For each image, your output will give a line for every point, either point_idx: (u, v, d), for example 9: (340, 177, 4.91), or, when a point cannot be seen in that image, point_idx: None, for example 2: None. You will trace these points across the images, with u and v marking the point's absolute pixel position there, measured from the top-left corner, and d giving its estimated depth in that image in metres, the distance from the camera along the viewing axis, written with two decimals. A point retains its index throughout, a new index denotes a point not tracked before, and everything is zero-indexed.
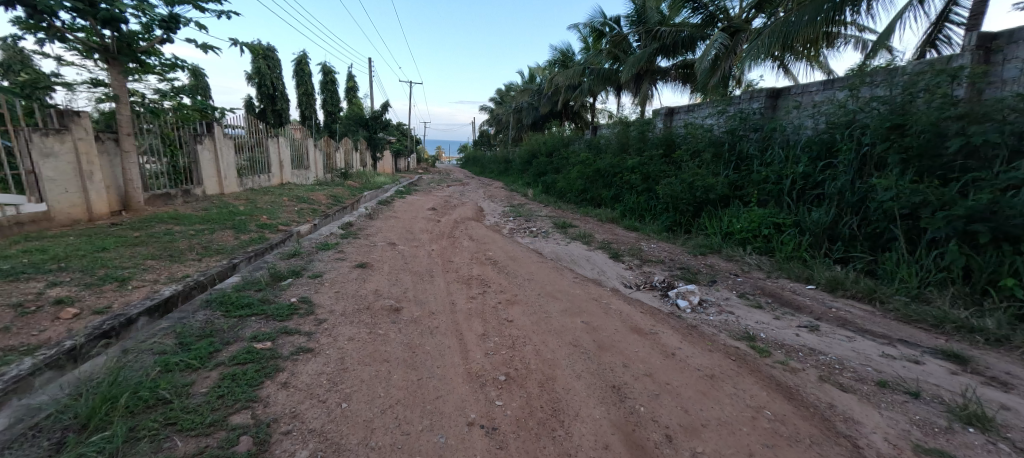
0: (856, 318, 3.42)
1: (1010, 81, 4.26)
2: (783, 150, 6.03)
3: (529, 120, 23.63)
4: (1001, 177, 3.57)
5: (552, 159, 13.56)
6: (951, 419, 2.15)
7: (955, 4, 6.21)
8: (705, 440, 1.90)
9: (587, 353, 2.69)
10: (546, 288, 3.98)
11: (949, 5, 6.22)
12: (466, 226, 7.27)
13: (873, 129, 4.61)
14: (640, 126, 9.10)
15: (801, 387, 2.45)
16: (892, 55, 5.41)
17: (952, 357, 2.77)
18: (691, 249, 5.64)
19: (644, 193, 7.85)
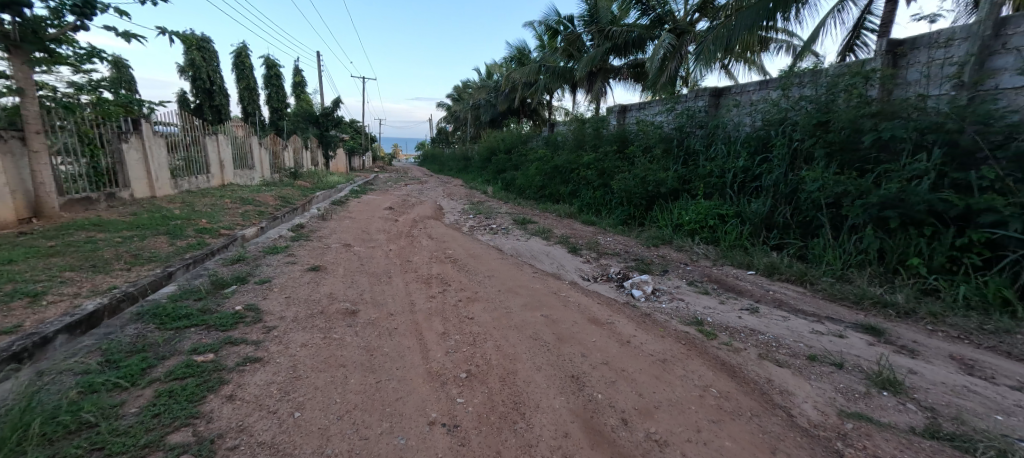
0: (790, 299, 3.72)
1: (913, 83, 4.79)
2: (725, 145, 6.42)
3: (487, 117, 23.56)
4: (907, 168, 4.00)
5: (511, 156, 13.61)
6: (868, 385, 2.40)
7: (869, 14, 6.86)
8: (658, 420, 2.00)
9: (547, 345, 2.75)
10: (507, 284, 4.01)
11: (864, 14, 6.86)
12: (425, 225, 7.17)
13: (802, 126, 5.01)
14: (595, 123, 9.34)
15: (742, 365, 2.64)
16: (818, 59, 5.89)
17: (870, 330, 3.08)
18: (644, 241, 5.87)
19: (600, 188, 8.08)
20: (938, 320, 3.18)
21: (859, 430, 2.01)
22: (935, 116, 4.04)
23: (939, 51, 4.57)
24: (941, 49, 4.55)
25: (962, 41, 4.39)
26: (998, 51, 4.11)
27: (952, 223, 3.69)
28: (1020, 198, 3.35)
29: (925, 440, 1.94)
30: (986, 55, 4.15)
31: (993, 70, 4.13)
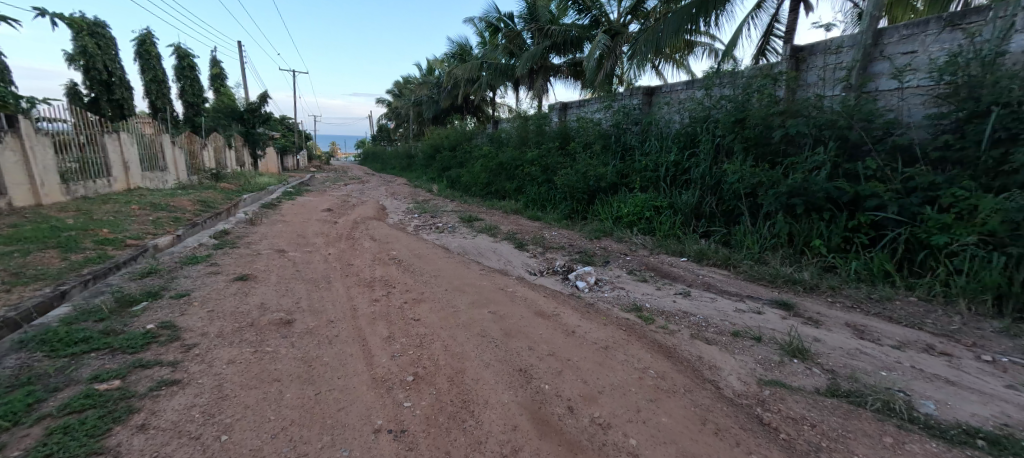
0: (717, 282, 4.04)
1: (812, 84, 5.38)
2: (658, 140, 6.80)
3: (429, 114, 23.07)
4: (809, 160, 4.49)
5: (455, 153, 13.46)
6: (782, 354, 2.67)
7: (777, 22, 7.57)
8: (602, 404, 2.09)
9: (495, 341, 2.77)
10: (454, 283, 3.97)
11: (773, 22, 7.56)
12: (367, 226, 6.88)
13: (723, 123, 5.45)
14: (537, 120, 9.50)
15: (676, 346, 2.83)
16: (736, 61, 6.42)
17: (783, 305, 3.43)
18: (587, 234, 6.06)
19: (544, 184, 8.23)
20: (837, 293, 3.62)
21: (775, 395, 2.23)
22: (830, 114, 4.58)
23: (832, 57, 5.18)
24: (833, 55, 5.16)
25: (849, 49, 5.00)
26: (877, 58, 4.73)
27: (845, 208, 4.21)
28: (896, 184, 3.89)
29: (828, 398, 2.20)
30: (868, 61, 4.77)
31: (874, 74, 4.75)
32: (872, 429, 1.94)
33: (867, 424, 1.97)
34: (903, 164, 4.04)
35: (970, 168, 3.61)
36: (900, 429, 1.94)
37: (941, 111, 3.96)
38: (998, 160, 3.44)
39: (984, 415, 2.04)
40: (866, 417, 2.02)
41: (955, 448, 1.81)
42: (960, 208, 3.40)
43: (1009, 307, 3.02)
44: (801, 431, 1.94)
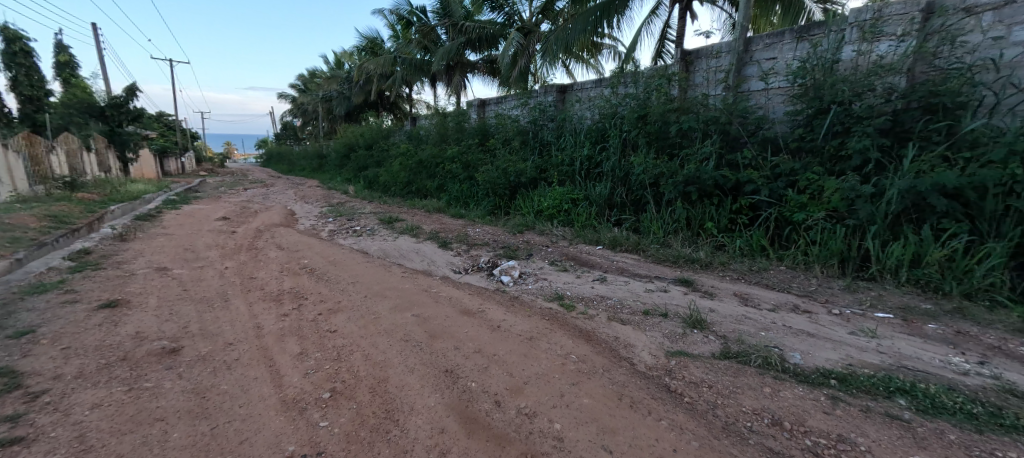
0: (629, 266, 4.35)
1: (699, 84, 6.01)
2: (572, 136, 7.12)
3: (340, 111, 21.68)
4: (698, 151, 5.03)
5: (371, 152, 12.81)
6: (684, 326, 2.97)
7: (670, 27, 8.31)
8: (528, 395, 2.14)
9: (419, 344, 2.69)
10: (374, 289, 3.78)
11: (667, 27, 8.28)
12: (273, 234, 6.26)
13: (628, 119, 5.87)
14: (455, 116, 9.42)
15: (595, 329, 3.00)
16: (637, 62, 6.94)
17: (684, 283, 3.81)
18: (510, 228, 6.14)
19: (466, 181, 8.16)
20: (726, 268, 4.10)
21: (680, 364, 2.47)
22: (714, 110, 5.16)
23: (713, 60, 5.83)
24: (714, 59, 5.81)
25: (727, 54, 5.67)
26: (748, 62, 5.43)
27: (729, 193, 4.78)
28: (766, 171, 4.51)
29: (722, 360, 2.49)
30: (741, 65, 5.45)
31: (746, 77, 5.44)
32: (755, 382, 2.23)
33: (752, 379, 2.27)
34: (771, 153, 4.70)
35: (819, 155, 4.31)
36: (777, 379, 2.27)
37: (797, 108, 4.66)
38: (837, 148, 4.15)
39: (835, 359, 2.45)
40: (752, 373, 2.33)
41: (816, 389, 2.16)
42: (813, 189, 4.05)
43: (850, 268, 3.68)
44: (701, 393, 2.17)
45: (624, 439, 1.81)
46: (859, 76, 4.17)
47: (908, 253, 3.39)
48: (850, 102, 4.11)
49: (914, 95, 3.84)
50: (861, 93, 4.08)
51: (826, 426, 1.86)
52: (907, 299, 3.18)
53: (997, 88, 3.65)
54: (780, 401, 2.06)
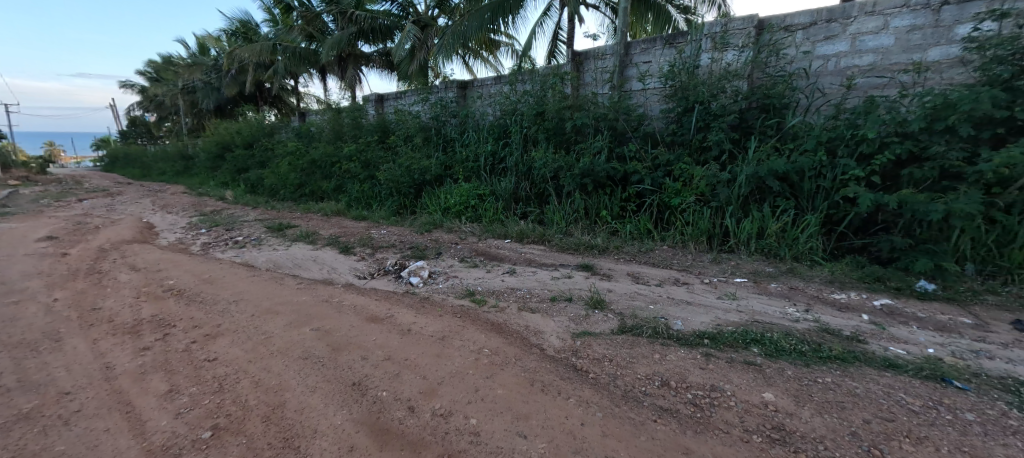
0: (535, 256, 4.54)
1: (589, 83, 6.47)
2: (475, 132, 7.15)
3: (209, 105, 18.90)
4: (591, 146, 5.42)
5: (252, 151, 11.42)
6: (586, 308, 3.20)
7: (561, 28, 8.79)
8: (441, 395, 2.13)
9: (321, 360, 2.50)
10: (264, 306, 3.40)
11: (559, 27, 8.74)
12: (126, 253, 5.25)
13: (527, 115, 6.09)
14: (351, 112, 8.84)
15: (506, 320, 3.09)
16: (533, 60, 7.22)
17: (585, 268, 4.10)
18: (417, 228, 5.95)
19: (367, 180, 7.71)
20: (619, 251, 4.49)
21: (585, 343, 2.66)
22: (602, 108, 5.60)
23: (599, 61, 6.32)
24: (600, 60, 6.30)
25: (610, 56, 6.18)
26: (629, 64, 5.98)
27: (619, 183, 5.24)
28: (647, 162, 5.04)
29: (619, 335, 2.75)
30: (623, 67, 6.00)
31: (628, 77, 5.99)
32: (647, 350, 2.51)
33: (644, 348, 2.54)
34: (651, 147, 5.26)
35: (688, 147, 4.94)
36: (663, 345, 2.58)
37: (669, 107, 5.28)
38: (701, 141, 4.81)
39: (708, 321, 2.86)
40: (643, 343, 2.60)
41: (694, 349, 2.49)
42: (684, 177, 4.65)
43: (715, 244, 4.30)
44: (603, 367, 2.37)
45: (537, 422, 1.89)
46: (713, 79, 4.88)
47: (756, 228, 4.07)
48: (708, 101, 4.78)
49: (754, 97, 4.61)
50: (716, 94, 4.78)
51: (702, 379, 2.17)
52: (757, 266, 3.83)
53: (809, 92, 4.57)
54: (667, 364, 2.34)
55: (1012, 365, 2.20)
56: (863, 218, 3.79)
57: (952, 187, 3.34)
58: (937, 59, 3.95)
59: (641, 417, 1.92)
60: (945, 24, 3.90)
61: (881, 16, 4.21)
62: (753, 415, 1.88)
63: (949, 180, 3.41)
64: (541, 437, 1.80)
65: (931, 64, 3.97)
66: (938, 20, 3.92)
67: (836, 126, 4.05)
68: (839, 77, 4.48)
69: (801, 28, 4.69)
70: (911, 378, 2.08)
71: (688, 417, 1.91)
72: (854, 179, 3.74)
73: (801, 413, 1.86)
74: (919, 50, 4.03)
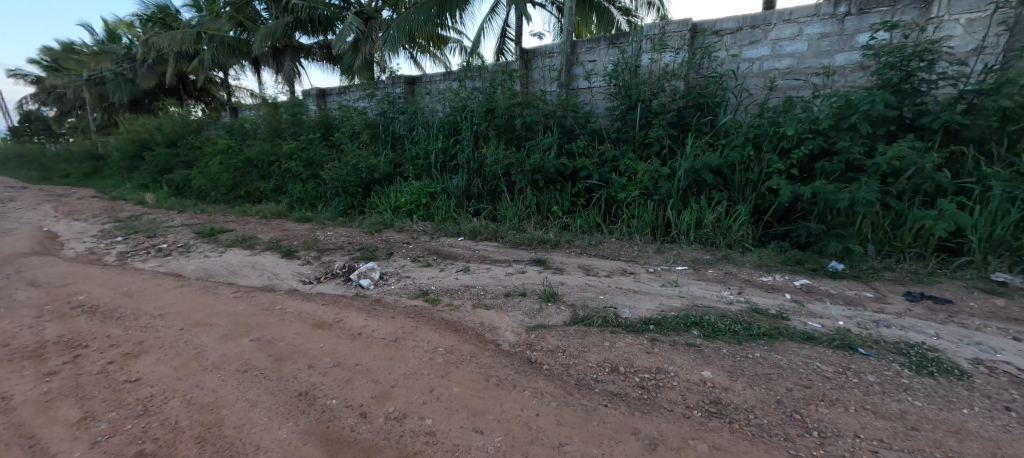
0: (489, 253, 4.56)
1: (537, 80, 6.56)
2: (425, 128, 7.01)
3: (121, 98, 17.03)
4: (540, 142, 5.50)
5: (177, 150, 10.46)
6: (540, 301, 3.26)
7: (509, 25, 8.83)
8: (396, 398, 2.08)
9: (263, 372, 2.36)
10: (196, 318, 3.15)
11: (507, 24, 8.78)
12: (24, 267, 4.62)
13: (477, 112, 6.07)
14: (289, 108, 8.34)
15: (461, 318, 3.08)
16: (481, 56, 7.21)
17: (539, 263, 4.17)
18: (366, 228, 5.75)
19: (310, 180, 7.33)
20: (571, 245, 4.61)
21: (539, 336, 2.72)
22: (551, 105, 5.70)
23: (546, 59, 6.42)
24: (547, 58, 6.40)
25: (557, 54, 6.30)
26: (575, 63, 6.13)
27: (568, 179, 5.37)
28: (595, 158, 5.21)
29: (572, 326, 2.83)
30: (569, 65, 6.14)
31: (574, 75, 6.14)
32: (598, 339, 2.61)
33: (595, 337, 2.64)
34: (598, 143, 5.44)
35: (632, 143, 5.16)
36: (613, 332, 2.69)
37: (613, 105, 5.48)
38: (643, 137, 5.04)
39: (653, 308, 3.02)
40: (594, 332, 2.70)
41: (641, 335, 2.62)
42: (629, 172, 4.85)
43: (659, 235, 4.53)
44: (556, 358, 2.43)
45: (493, 417, 1.91)
46: (653, 79, 5.12)
47: (694, 218, 4.34)
48: (649, 99, 5.02)
49: (690, 96, 4.90)
50: (656, 93, 5.02)
51: (649, 363, 2.29)
52: (696, 254, 4.09)
53: (738, 92, 4.94)
54: (616, 351, 2.45)
55: (906, 331, 2.52)
56: (786, 207, 4.16)
57: (856, 177, 3.75)
58: (843, 64, 4.42)
59: (593, 403, 2.00)
60: (848, 33, 4.37)
61: (796, 24, 4.63)
62: (694, 392, 2.02)
63: (854, 171, 3.83)
64: (497, 431, 1.81)
65: (838, 68, 4.44)
66: (843, 29, 4.39)
67: (761, 123, 4.41)
68: (763, 78, 4.87)
69: (729, 32, 5.04)
70: (826, 348, 2.33)
71: (636, 399, 2.01)
72: (777, 172, 4.09)
73: (735, 387, 2.02)
74: (828, 55, 4.50)
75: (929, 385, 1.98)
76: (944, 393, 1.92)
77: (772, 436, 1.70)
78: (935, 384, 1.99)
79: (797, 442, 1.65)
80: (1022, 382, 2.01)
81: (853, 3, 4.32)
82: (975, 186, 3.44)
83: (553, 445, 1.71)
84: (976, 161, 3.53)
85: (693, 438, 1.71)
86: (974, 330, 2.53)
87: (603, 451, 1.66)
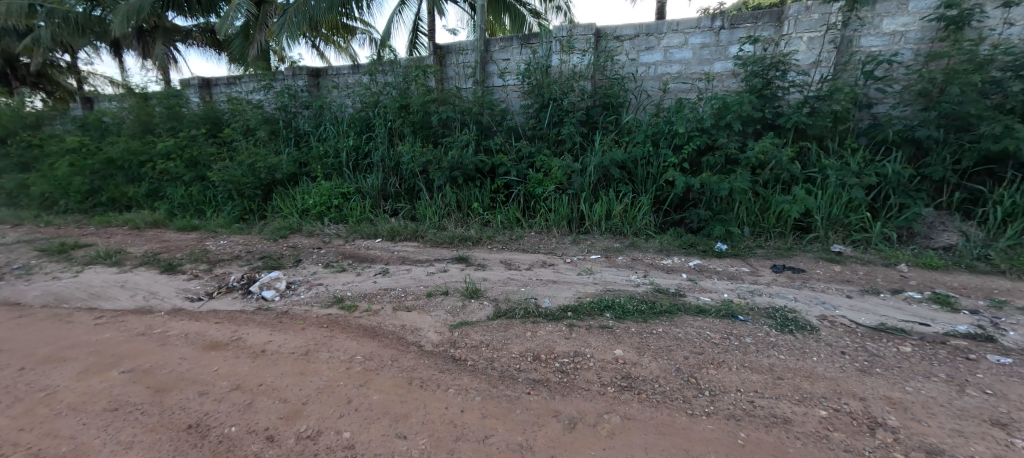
0: (410, 253, 4.43)
1: (452, 77, 6.50)
2: (333, 125, 6.57)
3: None
4: (457, 140, 5.46)
5: (8, 149, 8.52)
6: (463, 298, 3.26)
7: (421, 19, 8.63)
8: (308, 415, 1.93)
9: (138, 407, 2.03)
10: (44, 353, 2.61)
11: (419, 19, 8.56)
12: None
13: (390, 108, 5.83)
14: (164, 99, 7.24)
15: (381, 323, 2.96)
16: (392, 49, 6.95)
17: (460, 261, 4.15)
18: (268, 235, 5.24)
19: (195, 182, 6.46)
20: (492, 241, 4.66)
21: (462, 333, 2.71)
22: (466, 102, 5.68)
23: (460, 56, 6.38)
24: (461, 55, 6.37)
25: (471, 52, 6.29)
26: (489, 61, 6.19)
27: (487, 175, 5.41)
28: (512, 155, 5.30)
29: (495, 320, 2.87)
30: (484, 63, 6.17)
31: (489, 73, 6.19)
32: (521, 330, 2.68)
33: (517, 328, 2.71)
34: (514, 140, 5.54)
35: (545, 140, 5.35)
36: (534, 322, 2.78)
37: (527, 103, 5.63)
38: (556, 135, 5.26)
39: (571, 296, 3.18)
40: (517, 324, 2.77)
41: (560, 322, 2.75)
42: (544, 168, 5.02)
43: (574, 227, 4.77)
44: (480, 353, 2.45)
45: (417, 420, 1.87)
46: (563, 79, 5.35)
47: (604, 210, 4.64)
48: (560, 98, 5.24)
49: (596, 96, 5.21)
50: (566, 92, 5.27)
51: (568, 348, 2.41)
52: (607, 243, 4.38)
53: (637, 93, 5.38)
54: (538, 339, 2.53)
55: (773, 298, 2.98)
56: (680, 197, 4.64)
57: (733, 170, 4.31)
58: (720, 71, 5.05)
59: (517, 392, 2.06)
60: (723, 44, 4.99)
61: (683, 34, 5.16)
62: (608, 370, 2.17)
63: (731, 164, 4.39)
64: (421, 434, 1.77)
65: (716, 75, 5.06)
66: (719, 41, 4.99)
67: (657, 122, 4.85)
68: (658, 81, 5.37)
69: (628, 38, 5.45)
70: (714, 318, 2.66)
71: (556, 383, 2.11)
72: (671, 165, 4.54)
73: (642, 361, 2.22)
74: (708, 63, 5.09)
75: (790, 340, 2.36)
76: (801, 346, 2.30)
77: (673, 400, 1.90)
78: (794, 339, 2.38)
79: (693, 403, 1.87)
80: (854, 330, 2.48)
81: (726, 19, 4.92)
82: (818, 175, 4.15)
83: (479, 438, 1.73)
84: (819, 154, 4.25)
85: (608, 412, 1.84)
86: (822, 292, 3.07)
87: (528, 437, 1.72)
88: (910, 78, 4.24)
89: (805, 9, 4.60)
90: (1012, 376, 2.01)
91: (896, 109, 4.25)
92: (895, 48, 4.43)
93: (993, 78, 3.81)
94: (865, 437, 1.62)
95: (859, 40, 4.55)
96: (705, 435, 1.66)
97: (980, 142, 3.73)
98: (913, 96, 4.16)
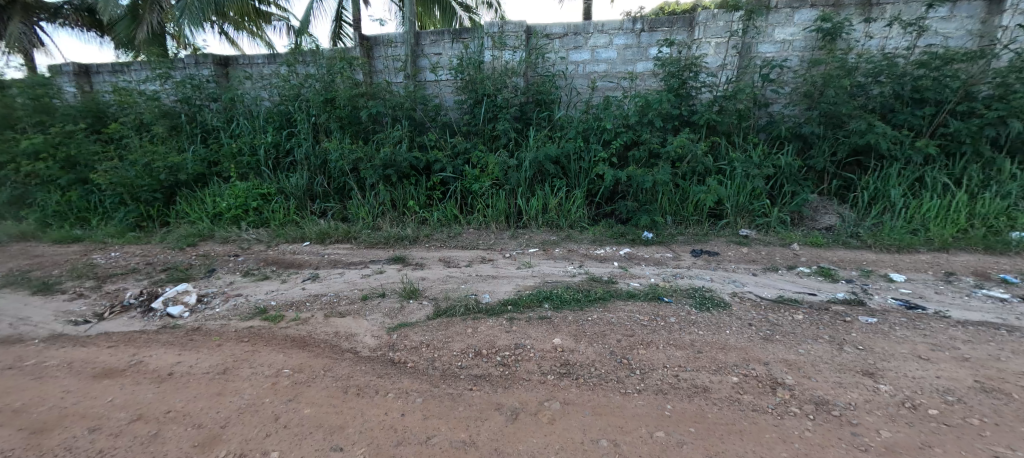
0: (342, 256, 4.22)
1: (381, 70, 6.24)
2: (247, 120, 6.03)
3: None
4: (389, 136, 5.27)
5: None
6: (401, 299, 3.18)
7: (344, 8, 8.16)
8: (229, 439, 1.77)
9: (7, 453, 1.72)
10: None
11: (342, 7, 8.09)
12: None
13: (314, 102, 5.47)
14: (27, 88, 6.13)
15: (312, 331, 2.79)
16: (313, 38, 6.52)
17: (397, 261, 4.03)
18: (173, 243, 4.70)
19: (77, 186, 5.61)
20: (429, 239, 4.59)
21: (402, 335, 2.65)
22: (397, 97, 5.50)
23: (389, 49, 6.16)
24: (390, 47, 6.15)
25: (400, 45, 6.10)
26: (420, 55, 6.05)
27: (422, 172, 5.30)
28: (447, 151, 5.20)
29: (435, 320, 2.83)
30: (414, 57, 6.01)
31: (420, 67, 6.05)
32: (462, 327, 2.67)
33: (458, 326, 2.70)
34: (449, 136, 5.47)
35: (480, 136, 5.35)
36: (475, 319, 2.79)
37: (461, 99, 5.58)
38: (490, 131, 5.28)
39: (511, 289, 3.24)
40: (458, 322, 2.75)
41: (501, 317, 2.78)
42: (480, 164, 5.01)
43: (512, 221, 4.84)
44: (420, 354, 2.41)
45: (354, 429, 1.80)
46: (496, 75, 5.37)
47: (540, 204, 4.76)
48: (493, 94, 5.26)
49: (529, 93, 5.31)
50: (499, 88, 5.29)
51: (509, 341, 2.45)
52: (544, 237, 4.51)
53: (568, 90, 5.55)
54: (479, 335, 2.55)
55: (693, 280, 3.26)
56: (610, 190, 4.89)
57: (655, 163, 4.62)
58: (642, 71, 5.40)
59: (459, 390, 2.06)
60: (644, 46, 5.33)
61: (607, 34, 5.41)
62: (547, 359, 2.24)
63: (654, 158, 4.70)
64: (360, 443, 1.71)
65: (639, 74, 5.40)
66: (640, 42, 5.33)
67: (587, 118, 5.05)
68: (587, 79, 5.61)
69: (557, 37, 5.60)
70: (643, 301, 2.86)
71: (498, 376, 2.14)
72: (601, 160, 4.78)
73: (579, 347, 2.32)
74: (632, 63, 5.42)
75: (708, 317, 2.60)
76: (716, 321, 2.55)
77: (608, 382, 2.02)
78: (711, 316, 2.63)
79: (626, 382, 2.00)
80: (759, 304, 2.79)
81: (645, 22, 5.26)
82: (727, 167, 4.59)
83: (421, 440, 1.71)
84: (727, 148, 4.69)
85: (548, 400, 1.91)
86: (733, 272, 3.41)
87: (471, 433, 1.73)
88: (797, 81, 4.83)
89: (712, 16, 5.02)
90: (877, 332, 2.39)
91: (787, 108, 4.83)
92: (785, 55, 5.03)
93: (859, 83, 4.47)
94: (768, 397, 1.84)
95: (757, 47, 5.08)
96: (636, 411, 1.78)
97: (851, 137, 4.36)
98: (799, 97, 4.75)
